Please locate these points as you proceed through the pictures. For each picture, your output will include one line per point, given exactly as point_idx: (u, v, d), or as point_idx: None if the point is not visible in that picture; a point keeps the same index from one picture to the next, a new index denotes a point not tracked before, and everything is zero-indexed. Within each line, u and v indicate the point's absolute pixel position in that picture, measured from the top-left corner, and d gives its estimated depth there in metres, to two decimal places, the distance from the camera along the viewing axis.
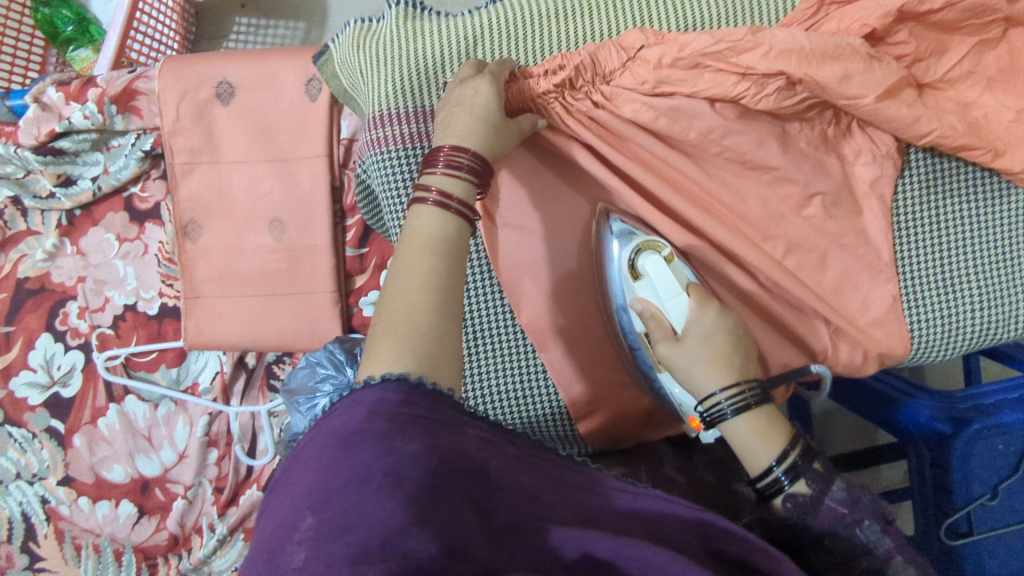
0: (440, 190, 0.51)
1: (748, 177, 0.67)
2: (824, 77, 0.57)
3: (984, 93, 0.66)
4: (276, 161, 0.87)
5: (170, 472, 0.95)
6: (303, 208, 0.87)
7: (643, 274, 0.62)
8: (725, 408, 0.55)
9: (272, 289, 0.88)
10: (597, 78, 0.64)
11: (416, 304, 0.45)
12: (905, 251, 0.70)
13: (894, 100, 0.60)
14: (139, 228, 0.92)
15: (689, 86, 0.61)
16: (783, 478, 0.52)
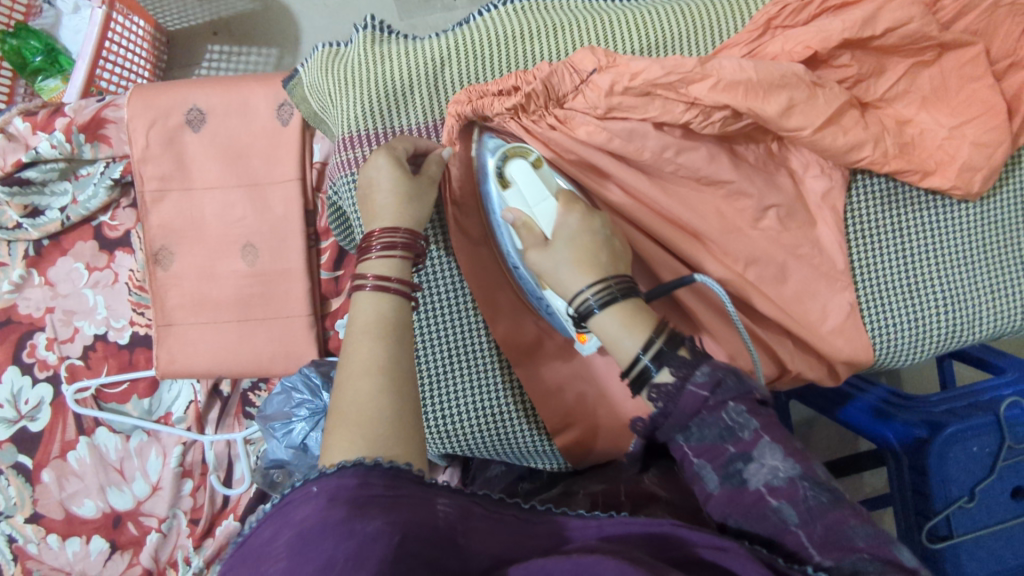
0: (377, 275, 0.53)
1: (704, 193, 0.69)
2: (768, 101, 0.61)
3: (920, 111, 0.70)
4: (248, 186, 0.87)
5: (143, 505, 0.93)
6: (277, 233, 0.87)
7: (512, 182, 0.62)
8: (592, 303, 0.52)
9: (246, 314, 0.88)
10: (549, 101, 0.65)
11: (366, 387, 0.47)
12: (860, 264, 0.73)
13: (832, 126, 0.64)
14: (110, 256, 0.91)
15: (640, 112, 0.63)
16: (647, 365, 0.49)
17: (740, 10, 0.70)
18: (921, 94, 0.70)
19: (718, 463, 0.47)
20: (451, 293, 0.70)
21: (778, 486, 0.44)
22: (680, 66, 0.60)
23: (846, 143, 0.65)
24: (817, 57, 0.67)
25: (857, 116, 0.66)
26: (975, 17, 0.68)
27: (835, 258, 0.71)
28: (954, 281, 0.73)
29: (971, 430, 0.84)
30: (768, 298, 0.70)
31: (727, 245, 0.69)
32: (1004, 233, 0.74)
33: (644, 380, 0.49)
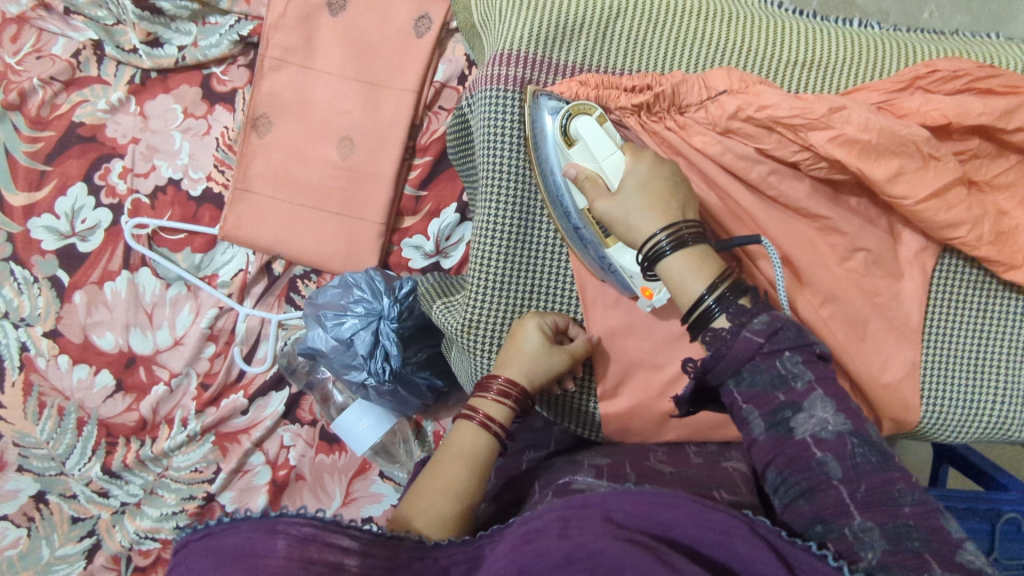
0: (484, 413, 0.61)
1: (798, 224, 0.66)
2: (877, 165, 0.59)
3: (1018, 207, 0.66)
4: (364, 83, 0.88)
5: (160, 354, 0.94)
6: (379, 135, 0.88)
7: (578, 140, 0.60)
8: (664, 245, 0.53)
9: (323, 204, 0.89)
10: (672, 106, 0.64)
11: (446, 487, 0.56)
12: (935, 345, 0.70)
13: (935, 202, 0.62)
14: (209, 108, 0.91)
15: (755, 142, 0.62)
16: (710, 306, 0.52)
17: (905, 57, 0.69)
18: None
19: (766, 410, 0.48)
20: (548, 244, 0.68)
21: (824, 437, 0.47)
22: (807, 111, 0.58)
23: (944, 220, 0.63)
24: (947, 128, 0.63)
25: (964, 195, 0.63)
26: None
27: (910, 315, 0.68)
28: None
29: None
30: (836, 338, 0.67)
31: (810, 276, 0.66)
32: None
33: (707, 319, 0.52)
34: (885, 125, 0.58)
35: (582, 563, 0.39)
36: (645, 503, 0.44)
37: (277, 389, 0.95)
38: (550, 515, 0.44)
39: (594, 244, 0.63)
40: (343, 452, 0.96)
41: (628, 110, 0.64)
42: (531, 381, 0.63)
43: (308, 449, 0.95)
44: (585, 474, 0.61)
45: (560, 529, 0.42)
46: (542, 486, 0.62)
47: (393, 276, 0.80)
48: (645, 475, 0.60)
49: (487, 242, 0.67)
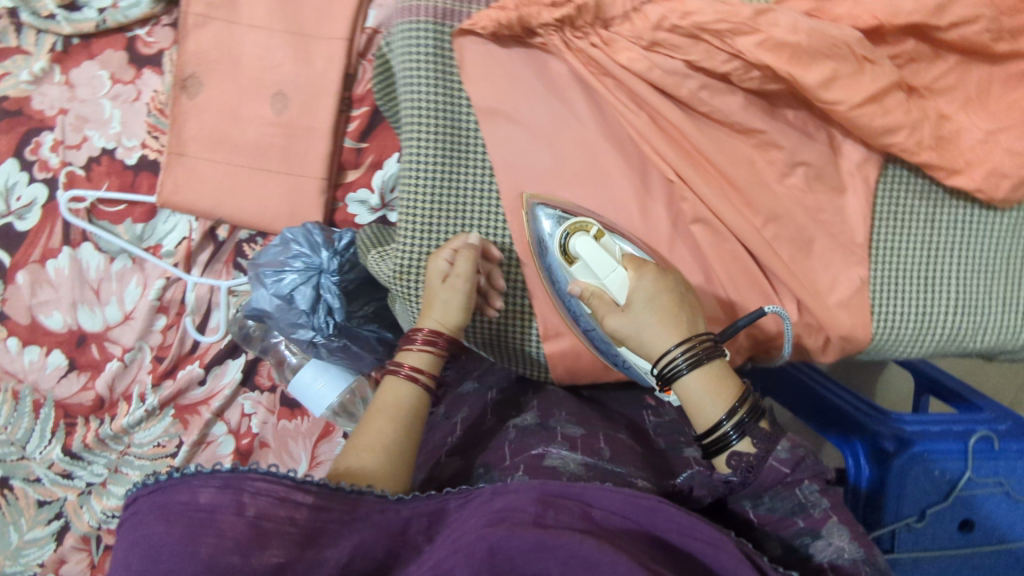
0: (411, 367, 0.62)
1: (734, 141, 0.63)
2: (809, 71, 0.56)
3: (960, 111, 0.65)
4: (293, 35, 0.85)
5: (111, 330, 0.92)
6: (312, 87, 0.85)
7: (578, 257, 0.60)
8: (680, 364, 0.54)
9: (260, 162, 0.86)
10: (597, 21, 0.59)
11: (373, 441, 0.57)
12: (883, 261, 0.68)
13: (871, 107, 0.59)
14: (136, 72, 0.88)
15: (681, 54, 0.58)
16: (730, 434, 0.52)
17: None
18: (966, 94, 0.65)
19: (785, 533, 0.51)
20: (479, 186, 0.64)
21: (842, 565, 0.49)
22: (732, 12, 0.55)
23: (882, 125, 0.60)
24: (880, 31, 0.61)
25: (902, 99, 0.61)
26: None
27: (856, 230, 0.66)
28: (979, 285, 0.69)
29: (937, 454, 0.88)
30: (781, 261, 0.65)
31: (750, 196, 0.63)
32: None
33: (726, 445, 0.53)
34: (811, 26, 0.55)
35: (557, 550, 0.42)
36: (626, 500, 0.47)
37: (233, 357, 0.94)
38: (530, 496, 0.47)
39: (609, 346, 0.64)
40: (305, 416, 0.95)
41: (554, 28, 0.60)
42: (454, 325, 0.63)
43: (270, 415, 0.94)
44: (558, 445, 0.62)
45: (539, 515, 0.45)
46: (513, 452, 0.63)
47: (332, 228, 0.78)
48: (618, 452, 0.62)
49: (413, 186, 0.64)
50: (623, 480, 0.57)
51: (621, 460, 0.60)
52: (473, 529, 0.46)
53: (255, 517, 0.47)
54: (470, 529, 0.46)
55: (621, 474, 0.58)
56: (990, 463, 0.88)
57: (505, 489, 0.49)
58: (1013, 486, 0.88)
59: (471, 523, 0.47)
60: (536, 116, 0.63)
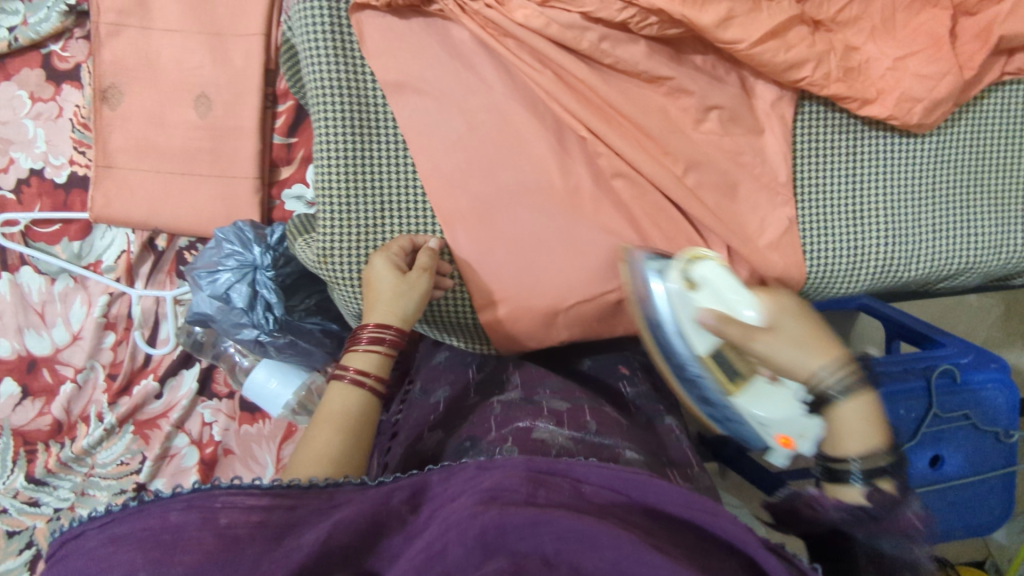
0: (357, 369, 0.60)
1: (645, 91, 0.63)
2: (704, 11, 0.57)
3: (868, 42, 0.64)
4: (209, 35, 0.84)
5: (61, 352, 0.91)
6: (234, 86, 0.84)
7: (702, 284, 0.60)
8: (837, 390, 0.54)
9: (191, 168, 0.86)
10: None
11: (325, 446, 0.55)
12: (808, 199, 0.68)
13: (772, 43, 0.59)
14: (56, 89, 0.88)
15: (576, 7, 0.58)
16: (857, 473, 0.52)
17: None
18: (874, 23, 0.64)
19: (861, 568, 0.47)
20: (395, 160, 0.64)
21: None
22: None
23: (785, 61, 0.60)
24: None
25: (804, 33, 0.61)
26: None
27: (777, 169, 0.66)
28: (909, 215, 0.69)
29: (903, 392, 0.87)
30: (706, 208, 0.65)
31: (668, 144, 0.63)
32: (965, 161, 0.69)
33: (846, 477, 0.52)
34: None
35: (550, 525, 0.37)
36: (617, 475, 0.44)
37: (187, 366, 0.93)
38: (520, 473, 0.43)
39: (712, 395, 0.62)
40: (266, 419, 0.94)
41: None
42: (401, 320, 0.62)
43: (231, 422, 0.94)
44: (545, 420, 0.64)
45: (532, 492, 0.41)
46: (498, 425, 0.65)
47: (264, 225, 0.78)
48: (603, 425, 0.65)
49: (326, 165, 0.63)
50: (614, 451, 0.59)
51: (607, 431, 0.63)
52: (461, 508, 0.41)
53: (226, 526, 0.41)
54: (458, 511, 0.40)
55: (609, 446, 0.60)
56: (956, 395, 0.87)
57: (491, 466, 0.45)
58: (978, 414, 0.88)
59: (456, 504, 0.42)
60: (444, 85, 0.63)
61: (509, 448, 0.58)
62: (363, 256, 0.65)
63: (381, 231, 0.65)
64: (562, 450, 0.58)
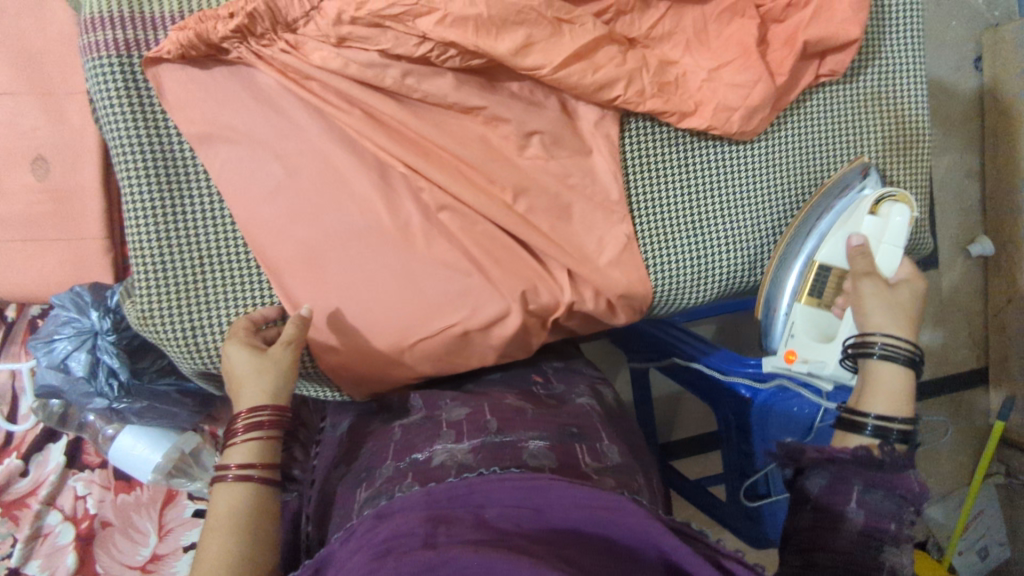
0: (239, 465, 0.53)
1: (463, 121, 0.63)
2: (500, 40, 0.57)
3: (685, 54, 0.65)
4: (42, 96, 0.81)
5: None
6: (72, 146, 0.81)
7: (880, 215, 0.66)
8: (900, 354, 0.58)
9: (33, 233, 0.82)
10: (279, 25, 0.58)
11: (220, 551, 0.48)
12: (639, 220, 0.68)
13: (575, 65, 0.60)
14: None
15: (373, 45, 0.57)
16: (871, 424, 0.55)
17: None
18: (687, 36, 0.65)
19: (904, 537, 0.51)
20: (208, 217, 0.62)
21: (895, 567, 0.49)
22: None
23: (593, 83, 0.60)
24: None
25: (613, 52, 0.61)
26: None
27: (609, 188, 0.66)
28: (739, 221, 0.71)
29: None
30: (539, 231, 0.64)
31: (492, 173, 0.63)
32: (791, 161, 0.71)
33: (858, 426, 0.56)
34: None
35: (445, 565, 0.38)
36: (518, 487, 0.45)
37: (54, 441, 0.91)
38: (416, 517, 0.44)
39: (788, 291, 0.70)
40: (145, 485, 0.91)
41: (235, 38, 0.58)
42: (275, 397, 0.57)
43: (106, 492, 0.90)
44: (444, 439, 0.60)
45: (428, 535, 0.42)
46: (396, 455, 0.60)
47: (104, 288, 0.77)
48: (504, 421, 0.62)
49: (136, 225, 0.61)
50: (515, 448, 0.55)
51: (508, 429, 0.59)
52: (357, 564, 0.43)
53: None
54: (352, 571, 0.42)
55: (511, 445, 0.56)
56: None
57: (388, 512, 0.47)
58: None
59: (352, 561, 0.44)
60: (252, 134, 0.61)
61: (405, 483, 0.52)
62: (182, 315, 0.62)
63: (201, 287, 0.62)
64: (462, 468, 0.53)
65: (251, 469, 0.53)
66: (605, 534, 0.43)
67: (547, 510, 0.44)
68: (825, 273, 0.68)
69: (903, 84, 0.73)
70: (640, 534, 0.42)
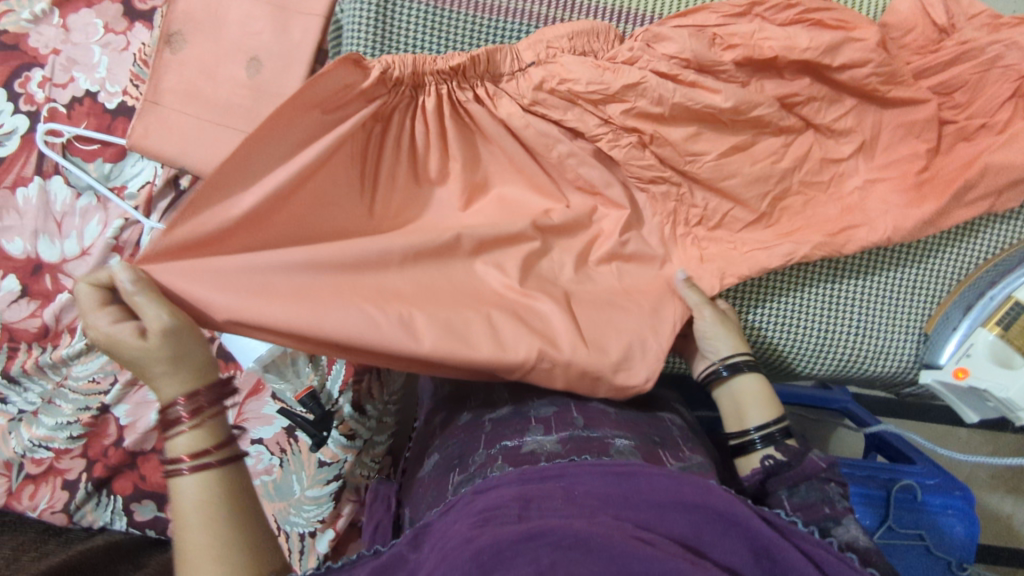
0: (190, 459, 0.56)
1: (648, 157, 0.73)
2: (673, 128, 0.72)
3: (852, 156, 0.75)
4: (275, 8, 0.90)
5: (67, 263, 0.95)
6: (285, 55, 0.90)
7: None
8: (740, 363, 0.72)
9: (225, 119, 0.90)
10: (486, 75, 0.73)
11: (200, 543, 0.54)
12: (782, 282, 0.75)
13: (737, 156, 0.73)
14: (129, 24, 0.96)
15: (556, 115, 0.72)
16: (756, 438, 0.68)
17: None
18: (863, 136, 0.74)
19: (814, 516, 0.60)
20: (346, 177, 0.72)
21: (859, 548, 0.58)
22: (607, 88, 0.70)
23: (750, 172, 0.73)
24: (776, 61, 0.71)
25: (769, 149, 0.73)
26: (958, 66, 0.72)
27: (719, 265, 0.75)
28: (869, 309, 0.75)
29: (861, 498, 0.97)
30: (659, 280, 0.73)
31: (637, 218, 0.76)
32: (937, 264, 0.75)
33: (749, 443, 0.69)
34: (698, 53, 0.70)
35: (542, 538, 0.45)
36: (603, 475, 0.54)
37: None
38: (511, 491, 0.53)
39: (976, 316, 0.70)
40: (238, 370, 0.98)
41: (444, 77, 0.72)
42: (203, 379, 0.58)
43: None
44: (533, 431, 0.67)
45: (521, 510, 0.51)
46: (486, 443, 0.68)
47: None
48: (590, 418, 0.68)
49: None
50: (601, 445, 0.62)
51: (593, 425, 0.66)
52: (466, 527, 0.51)
53: None
54: (461, 531, 0.50)
55: (598, 438, 0.63)
56: (911, 514, 0.97)
57: (485, 489, 0.56)
58: (933, 539, 0.96)
59: (461, 522, 0.52)
60: (422, 159, 0.73)
61: (499, 465, 0.62)
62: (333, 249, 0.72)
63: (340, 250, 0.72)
64: (551, 456, 0.61)
65: (205, 457, 0.56)
66: (692, 518, 0.50)
67: (630, 494, 0.52)
68: (1017, 313, 0.67)
69: None
70: (727, 524, 0.50)
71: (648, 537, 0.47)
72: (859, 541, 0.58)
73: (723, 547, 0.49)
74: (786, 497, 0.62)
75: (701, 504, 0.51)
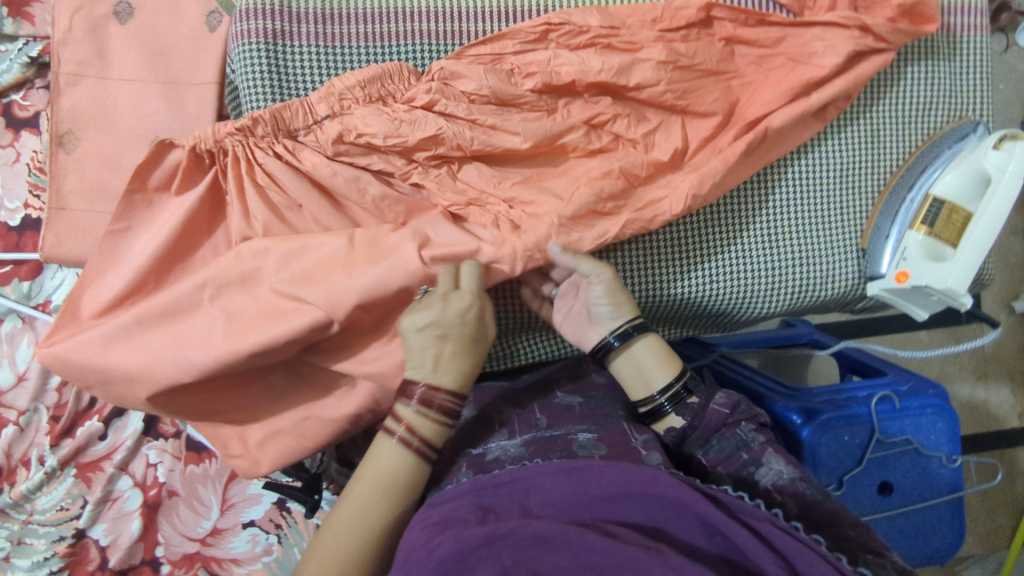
0: None
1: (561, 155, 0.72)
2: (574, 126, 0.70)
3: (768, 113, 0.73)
4: (165, 84, 0.88)
5: (5, 395, 0.92)
6: (188, 131, 0.87)
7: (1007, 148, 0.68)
8: (629, 330, 0.69)
9: None
10: (280, 131, 0.69)
11: None
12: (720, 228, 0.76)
13: (549, 177, 0.72)
14: (14, 135, 0.94)
15: (358, 164, 0.69)
16: (663, 404, 0.67)
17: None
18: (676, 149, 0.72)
19: (734, 468, 0.60)
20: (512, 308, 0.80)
21: (783, 484, 0.56)
22: (404, 141, 0.67)
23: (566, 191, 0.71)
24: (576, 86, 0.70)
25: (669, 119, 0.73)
26: (787, 46, 0.74)
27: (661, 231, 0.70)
28: (809, 238, 0.77)
29: (845, 421, 0.97)
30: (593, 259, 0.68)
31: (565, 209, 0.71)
32: (857, 177, 0.78)
33: (658, 411, 0.67)
34: (495, 88, 0.68)
35: (503, 541, 0.46)
36: (557, 472, 0.54)
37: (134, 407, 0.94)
38: (468, 504, 0.54)
39: (903, 219, 0.74)
40: (213, 458, 0.95)
41: (236, 137, 0.68)
42: None
43: (177, 462, 0.94)
44: (499, 437, 0.66)
45: (480, 518, 0.51)
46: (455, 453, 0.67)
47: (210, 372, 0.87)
48: (553, 418, 0.68)
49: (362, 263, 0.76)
50: (563, 441, 0.62)
51: (557, 424, 0.66)
52: (420, 544, 0.51)
53: None
54: (415, 546, 0.51)
55: (561, 437, 0.63)
56: (896, 421, 0.99)
57: (440, 500, 0.57)
58: (920, 440, 1.00)
59: (420, 540, 0.52)
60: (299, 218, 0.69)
61: (465, 476, 0.60)
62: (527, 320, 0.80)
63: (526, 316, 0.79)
64: (516, 460, 0.60)
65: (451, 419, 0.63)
66: (645, 505, 0.50)
67: (588, 491, 0.52)
68: (938, 207, 0.72)
69: (964, 104, 0.81)
70: (681, 508, 0.49)
71: (603, 527, 0.47)
72: (784, 475, 0.57)
73: (682, 527, 0.49)
74: (702, 457, 0.62)
75: (651, 493, 0.50)
